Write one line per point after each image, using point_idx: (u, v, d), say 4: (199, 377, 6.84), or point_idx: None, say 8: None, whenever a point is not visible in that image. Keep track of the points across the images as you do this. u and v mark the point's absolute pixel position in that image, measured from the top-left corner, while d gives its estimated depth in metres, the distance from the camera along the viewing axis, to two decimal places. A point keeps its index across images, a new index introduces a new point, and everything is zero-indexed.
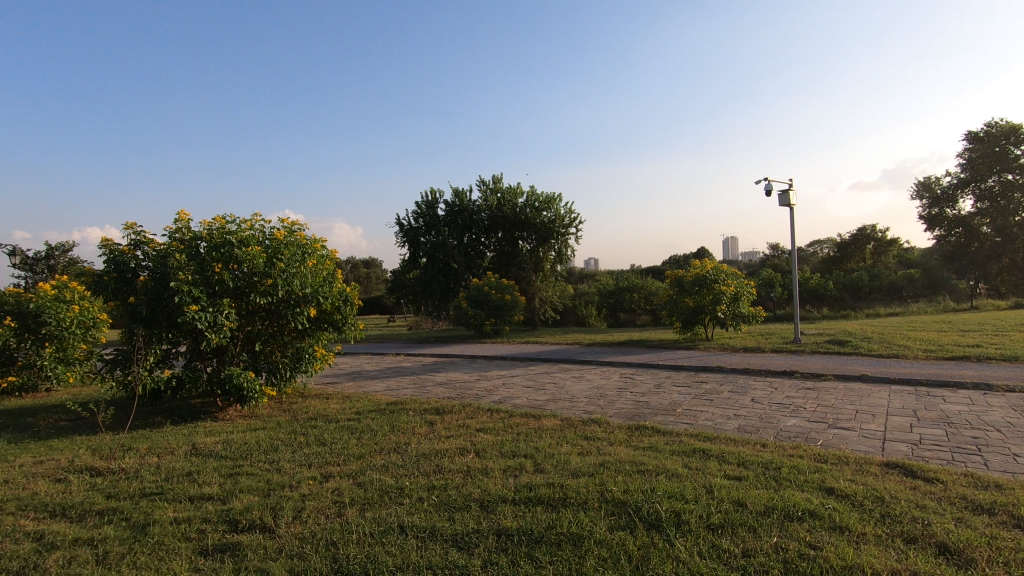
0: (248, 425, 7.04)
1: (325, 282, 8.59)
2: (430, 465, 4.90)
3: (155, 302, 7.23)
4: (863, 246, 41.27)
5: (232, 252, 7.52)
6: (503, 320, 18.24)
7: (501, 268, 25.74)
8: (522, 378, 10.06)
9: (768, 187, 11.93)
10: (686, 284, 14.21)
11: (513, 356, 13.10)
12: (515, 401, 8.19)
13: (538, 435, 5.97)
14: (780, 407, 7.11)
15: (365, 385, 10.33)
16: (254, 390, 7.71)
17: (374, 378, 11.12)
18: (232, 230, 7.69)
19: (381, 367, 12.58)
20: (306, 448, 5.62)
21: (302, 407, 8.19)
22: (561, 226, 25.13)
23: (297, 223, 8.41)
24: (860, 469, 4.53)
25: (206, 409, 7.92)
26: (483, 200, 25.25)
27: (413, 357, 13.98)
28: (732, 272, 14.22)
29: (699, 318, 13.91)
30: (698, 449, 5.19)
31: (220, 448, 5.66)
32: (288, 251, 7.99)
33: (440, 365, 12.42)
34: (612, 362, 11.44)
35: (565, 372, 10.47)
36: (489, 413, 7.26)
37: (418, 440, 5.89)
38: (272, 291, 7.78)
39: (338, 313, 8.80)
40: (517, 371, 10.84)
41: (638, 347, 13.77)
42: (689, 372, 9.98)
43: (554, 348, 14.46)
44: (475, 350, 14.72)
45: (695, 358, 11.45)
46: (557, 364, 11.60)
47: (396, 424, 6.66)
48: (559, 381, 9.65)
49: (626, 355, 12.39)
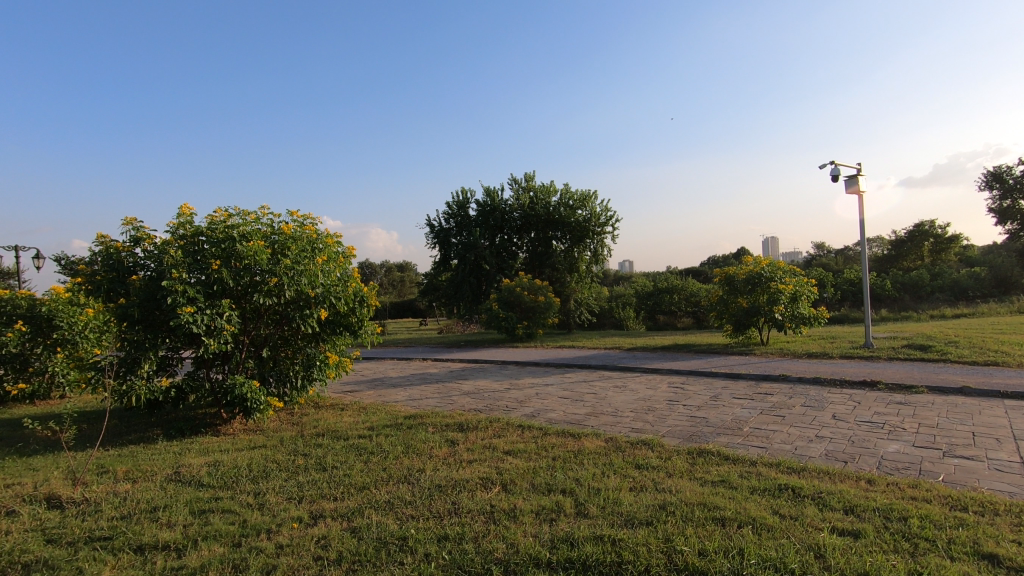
0: (247, 442, 6.25)
1: (338, 281, 7.79)
2: (445, 504, 3.94)
3: (149, 304, 6.52)
4: (922, 243, 38.51)
5: (233, 247, 6.77)
6: (536, 322, 17.22)
7: (535, 269, 24.75)
8: (557, 387, 9.02)
9: (835, 171, 10.61)
10: (737, 282, 12.92)
11: (547, 362, 12.07)
12: (550, 416, 7.17)
13: (577, 462, 4.94)
14: (873, 427, 5.86)
15: (387, 394, 9.48)
16: (258, 402, 7.00)
17: (396, 385, 10.27)
18: (233, 223, 6.94)
19: (405, 373, 11.71)
20: (303, 476, 4.74)
21: (312, 420, 7.38)
22: (597, 224, 24.09)
23: (307, 217, 7.65)
24: (1022, 523, 3.34)
25: (209, 422, 7.23)
26: (516, 199, 24.37)
27: (440, 363, 13.10)
28: (790, 269, 12.85)
29: (754, 320, 12.59)
30: (786, 487, 4.06)
31: (205, 473, 4.84)
32: (296, 246, 7.21)
33: (469, 372, 11.49)
34: (657, 369, 10.29)
35: (606, 381, 9.38)
36: (519, 431, 6.26)
37: (435, 465, 4.94)
38: (278, 291, 7.01)
39: (354, 315, 7.99)
40: (551, 380, 9.82)
41: (684, 353, 12.55)
42: (749, 381, 8.74)
43: (592, 353, 13.33)
44: (506, 355, 13.73)
45: (752, 365, 10.17)
46: (596, 371, 10.51)
47: (411, 444, 5.73)
48: (599, 391, 8.56)
49: (673, 362, 11.19)
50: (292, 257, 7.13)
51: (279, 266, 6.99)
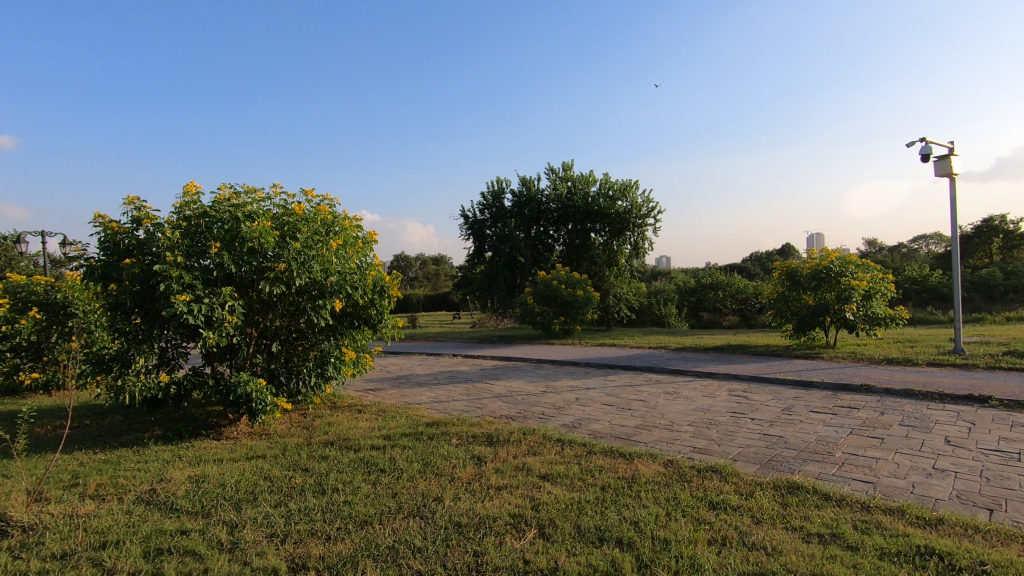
0: (246, 450, 5.49)
1: (356, 269, 6.99)
2: (464, 555, 3.02)
3: (143, 291, 5.82)
4: (992, 238, 35.49)
5: (236, 228, 6.00)
6: (574, 318, 16.19)
7: (572, 262, 23.65)
8: (599, 392, 8.01)
9: (925, 150, 9.19)
10: (801, 278, 11.56)
11: (586, 361, 11.06)
12: (593, 428, 6.17)
13: (633, 495, 3.94)
14: (1006, 459, 4.64)
15: (411, 394, 8.65)
16: (264, 402, 6.26)
17: (422, 385, 9.44)
18: (238, 202, 6.17)
19: (433, 371, 10.89)
20: (295, 501, 3.90)
21: (324, 424, 6.59)
22: (638, 216, 22.82)
23: (322, 196, 6.85)
24: None
25: (214, 423, 6.55)
26: (553, 189, 23.33)
27: (470, 360, 12.23)
28: (863, 263, 11.41)
29: (820, 320, 11.22)
30: (932, 553, 2.95)
31: (183, 492, 4.05)
32: (308, 227, 6.40)
33: (502, 371, 10.58)
34: (713, 374, 9.13)
35: (655, 387, 8.30)
36: (557, 446, 5.29)
37: (456, 492, 4.03)
38: (286, 278, 6.22)
39: (372, 305, 7.20)
40: (593, 383, 8.81)
41: (740, 355, 11.33)
42: (825, 392, 7.51)
43: (635, 353, 12.23)
44: (542, 353, 12.77)
45: (823, 372, 8.89)
46: (642, 374, 9.43)
47: (431, 461, 4.84)
48: (648, 399, 7.50)
49: (729, 365, 10.01)
50: (303, 239, 6.32)
51: (287, 250, 6.19)
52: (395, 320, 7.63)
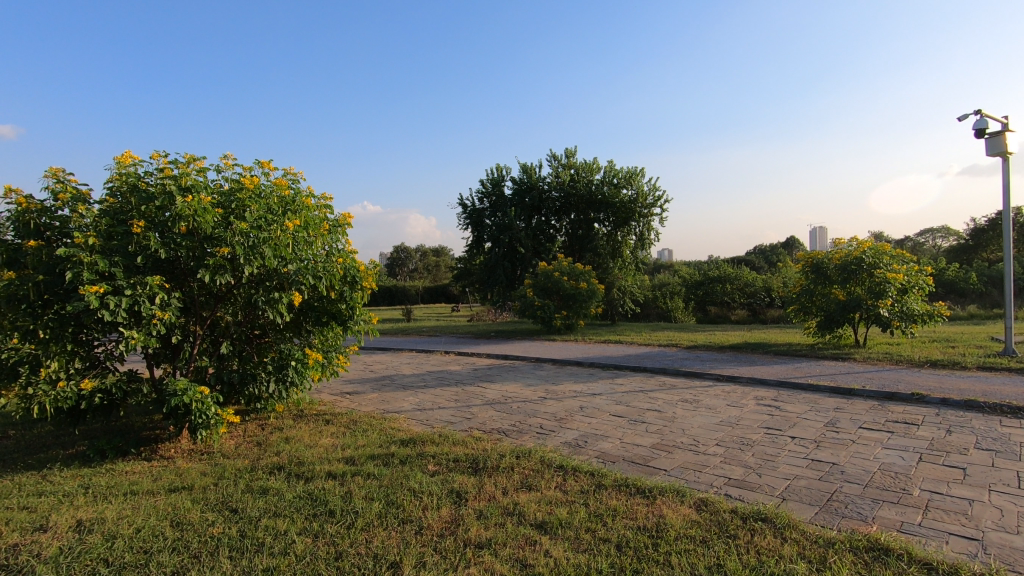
0: (174, 478, 4.44)
1: (320, 256, 5.92)
2: None
3: (53, 279, 4.79)
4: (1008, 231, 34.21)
5: (167, 204, 4.92)
6: (577, 313, 15.13)
7: (574, 253, 22.57)
8: (607, 401, 6.95)
9: (980, 124, 8.07)
10: (829, 270, 10.47)
11: (591, 360, 10.02)
12: (601, 449, 5.12)
13: (660, 563, 2.88)
14: None
15: (392, 400, 7.61)
16: (204, 416, 5.19)
17: (406, 388, 8.39)
18: (173, 173, 5.09)
19: (421, 371, 9.86)
20: (201, 569, 2.85)
21: (280, 440, 5.54)
22: (643, 205, 21.73)
23: (279, 169, 5.80)
24: None
25: (150, 438, 5.50)
26: (555, 177, 22.20)
27: (464, 358, 11.20)
28: (898, 253, 10.29)
29: (851, 317, 10.14)
30: None
31: (54, 551, 3.01)
32: (259, 204, 5.33)
33: (496, 371, 9.53)
34: (735, 377, 8.08)
35: (670, 393, 7.25)
36: (557, 476, 4.24)
37: (421, 554, 2.98)
38: (230, 265, 5.15)
39: (342, 298, 6.16)
40: (598, 388, 7.77)
41: (760, 354, 10.25)
42: (870, 402, 6.45)
43: (644, 351, 11.18)
44: (542, 350, 11.73)
45: (861, 377, 7.83)
46: (654, 377, 8.38)
47: (396, 499, 3.80)
48: (664, 409, 6.44)
49: (751, 366, 8.96)
50: (252, 218, 5.24)
51: (231, 231, 5.11)
52: (370, 316, 6.60)
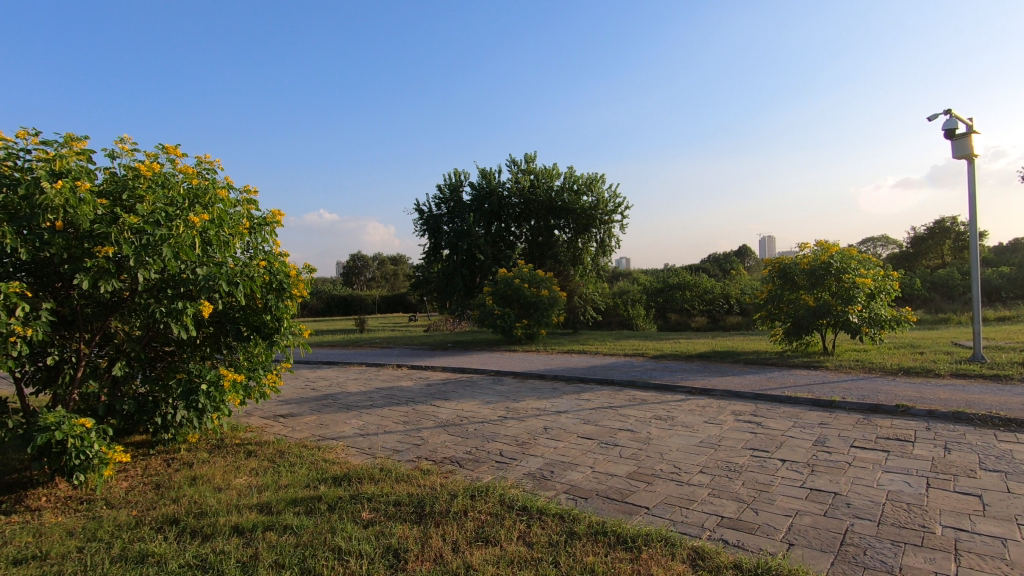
0: (30, 542, 3.45)
1: (238, 259, 4.99)
2: None
3: None
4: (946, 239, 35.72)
5: (31, 192, 3.92)
6: (538, 322, 14.47)
7: (535, 260, 21.99)
8: (573, 420, 6.26)
9: (950, 124, 7.85)
10: (796, 275, 10.16)
11: (554, 373, 9.35)
12: (570, 481, 4.40)
13: None
14: None
15: (331, 423, 6.71)
16: (83, 456, 4.17)
17: (350, 408, 7.49)
18: (45, 156, 4.11)
19: (369, 388, 8.95)
20: None
21: (185, 479, 4.57)
22: (604, 212, 21.36)
23: (186, 155, 4.88)
24: None
25: (19, 483, 4.44)
26: (514, 182, 21.59)
27: (417, 372, 10.33)
28: (865, 258, 10.05)
29: (819, 324, 9.82)
30: None
31: None
32: (156, 194, 4.39)
33: (452, 387, 8.71)
34: (708, 389, 7.54)
35: (642, 410, 6.63)
36: (520, 522, 3.49)
37: None
38: (116, 270, 4.18)
39: (266, 309, 5.25)
40: (564, 404, 7.07)
41: (730, 363, 9.81)
42: (855, 416, 5.98)
43: (609, 362, 10.60)
44: (502, 362, 10.99)
45: (838, 387, 7.41)
46: (623, 391, 7.76)
47: (314, 566, 2.96)
48: (638, 429, 5.79)
49: (723, 377, 8.47)
50: (147, 211, 4.30)
51: (118, 226, 4.14)
52: (300, 329, 5.70)
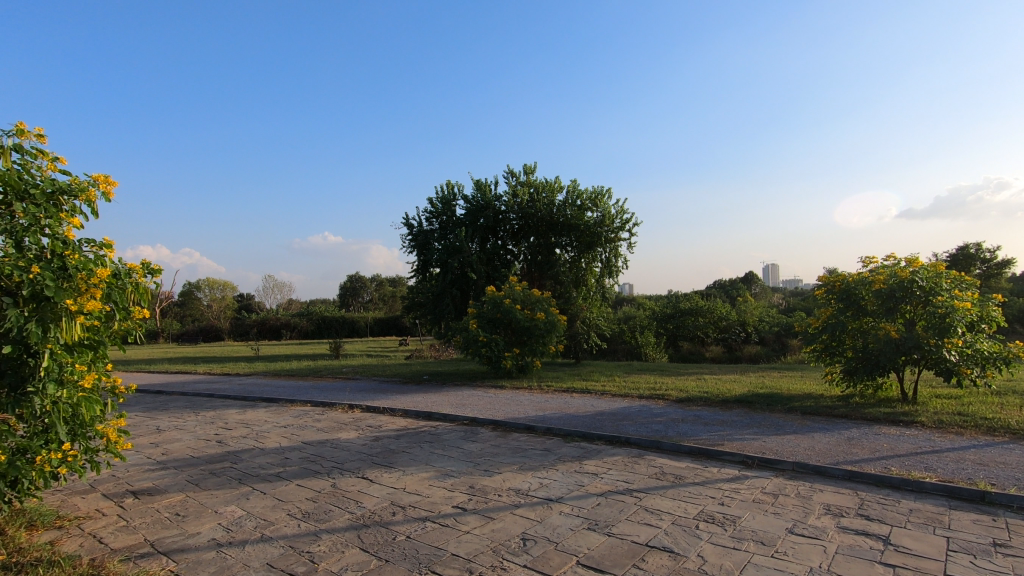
0: None
1: None
2: None
3: None
4: None
5: None
6: (532, 351, 12.09)
7: (533, 280, 19.70)
8: (574, 523, 3.82)
9: None
10: (864, 297, 7.83)
11: (547, 423, 6.91)
12: None
13: None
14: None
15: (194, 513, 4.29)
16: None
17: (242, 481, 5.07)
18: None
19: (293, 442, 6.54)
20: None
21: None
22: (611, 229, 19.11)
23: None
24: None
25: None
26: (511, 195, 19.36)
27: (371, 418, 7.92)
28: (956, 275, 7.71)
29: (900, 362, 7.42)
30: None
31: None
32: None
33: (406, 444, 6.29)
34: (772, 461, 5.10)
35: (681, 500, 4.20)
36: None
37: None
38: None
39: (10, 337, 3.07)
40: (558, 485, 4.64)
41: (782, 412, 7.37)
42: None
43: (620, 406, 8.16)
44: (483, 404, 8.56)
45: (968, 461, 4.98)
46: (646, 460, 5.34)
47: None
48: (682, 551, 3.36)
49: (782, 437, 6.04)
50: None
51: None
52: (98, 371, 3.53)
